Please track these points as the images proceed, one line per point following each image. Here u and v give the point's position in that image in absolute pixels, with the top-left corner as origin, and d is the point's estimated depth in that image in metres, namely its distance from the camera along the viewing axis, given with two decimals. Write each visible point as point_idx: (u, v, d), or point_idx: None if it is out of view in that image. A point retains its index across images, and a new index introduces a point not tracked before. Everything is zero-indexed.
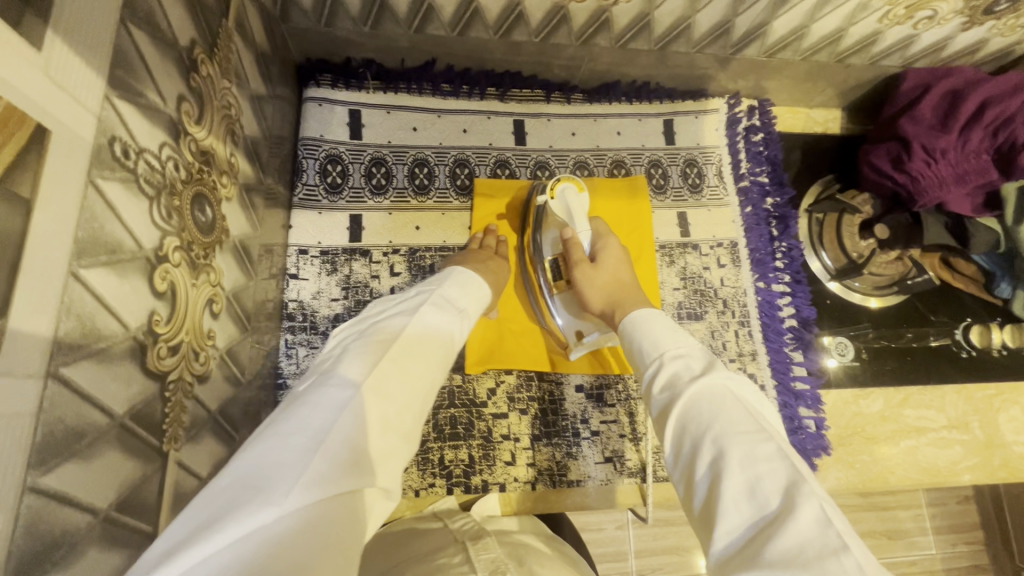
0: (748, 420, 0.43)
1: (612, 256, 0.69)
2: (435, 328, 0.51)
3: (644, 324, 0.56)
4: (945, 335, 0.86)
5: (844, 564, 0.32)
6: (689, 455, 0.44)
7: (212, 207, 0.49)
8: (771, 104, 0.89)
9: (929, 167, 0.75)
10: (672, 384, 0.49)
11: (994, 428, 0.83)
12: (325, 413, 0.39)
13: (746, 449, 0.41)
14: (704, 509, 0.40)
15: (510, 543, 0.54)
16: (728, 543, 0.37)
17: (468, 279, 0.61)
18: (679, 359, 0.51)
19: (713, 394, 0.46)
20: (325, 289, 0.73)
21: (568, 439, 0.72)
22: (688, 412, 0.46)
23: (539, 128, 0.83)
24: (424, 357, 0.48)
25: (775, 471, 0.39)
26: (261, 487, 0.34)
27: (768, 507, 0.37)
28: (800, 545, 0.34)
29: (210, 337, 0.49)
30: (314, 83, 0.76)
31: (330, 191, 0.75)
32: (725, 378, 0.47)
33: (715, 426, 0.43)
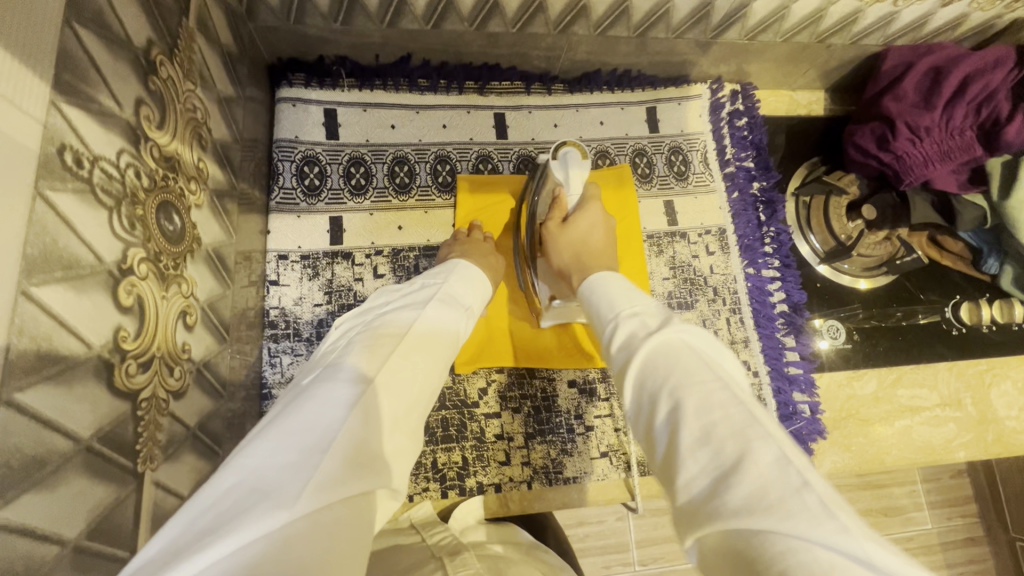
0: (703, 368, 0.39)
1: (590, 219, 0.67)
2: (441, 323, 0.48)
3: (600, 289, 0.53)
4: (936, 313, 0.86)
5: (806, 503, 0.29)
6: (648, 411, 0.39)
7: (181, 215, 0.47)
8: (754, 88, 0.88)
9: (914, 145, 0.75)
10: (629, 342, 0.44)
11: (987, 404, 0.83)
12: (336, 409, 0.35)
13: (701, 398, 0.37)
14: (663, 463, 0.36)
15: (489, 556, 0.52)
16: (691, 495, 0.33)
17: (470, 273, 0.59)
18: (634, 317, 0.46)
19: (669, 348, 0.41)
20: (307, 294, 0.71)
21: (563, 436, 0.71)
22: (646, 367, 0.41)
23: (521, 121, 0.82)
24: (432, 354, 0.45)
25: (731, 417, 0.35)
26: (267, 490, 0.30)
27: (724, 454, 0.33)
28: (758, 491, 0.30)
29: (185, 351, 0.47)
30: (286, 83, 0.74)
31: (308, 193, 0.73)
32: (679, 329, 0.43)
33: (671, 378, 0.39)
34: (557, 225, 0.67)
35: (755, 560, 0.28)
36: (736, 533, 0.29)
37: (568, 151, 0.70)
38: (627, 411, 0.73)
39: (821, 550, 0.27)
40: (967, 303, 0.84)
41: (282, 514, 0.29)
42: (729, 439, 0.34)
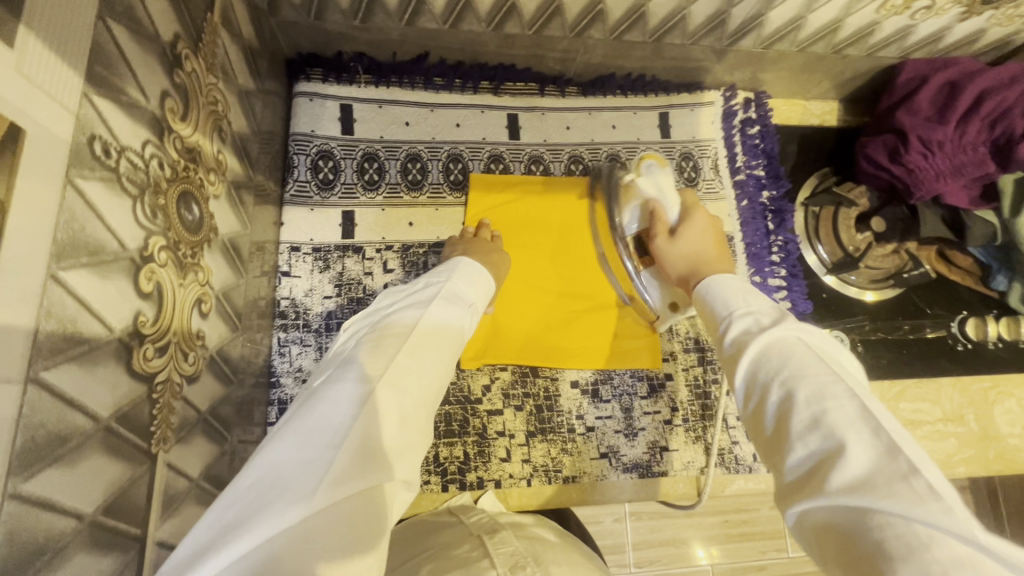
0: (816, 360, 0.39)
1: (697, 229, 0.62)
2: (446, 320, 0.49)
3: (715, 283, 0.52)
4: (942, 327, 0.86)
5: (914, 487, 0.30)
6: (755, 395, 0.40)
7: (200, 205, 0.48)
8: (767, 96, 0.88)
9: (926, 159, 0.75)
10: (742, 337, 0.44)
11: (989, 421, 0.83)
12: (344, 409, 0.36)
13: (813, 386, 0.37)
14: (773, 444, 0.37)
15: (526, 537, 0.54)
16: (796, 474, 0.35)
17: (473, 269, 0.59)
18: (749, 315, 0.46)
19: (781, 341, 0.41)
20: (318, 286, 0.72)
21: (564, 436, 0.72)
22: (756, 356, 0.42)
23: (534, 122, 0.82)
24: (437, 350, 0.45)
25: (843, 405, 0.35)
26: (284, 489, 0.32)
27: (830, 438, 0.34)
28: (869, 475, 0.32)
29: (199, 338, 0.48)
30: (304, 77, 0.75)
31: (322, 186, 0.74)
32: (797, 326, 0.42)
33: (780, 366, 0.39)
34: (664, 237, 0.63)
35: (862, 538, 0.30)
36: (843, 510, 0.31)
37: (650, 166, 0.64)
38: (628, 413, 0.74)
39: (925, 530, 0.28)
40: (973, 318, 0.85)
41: (298, 510, 0.31)
42: (840, 425, 0.34)
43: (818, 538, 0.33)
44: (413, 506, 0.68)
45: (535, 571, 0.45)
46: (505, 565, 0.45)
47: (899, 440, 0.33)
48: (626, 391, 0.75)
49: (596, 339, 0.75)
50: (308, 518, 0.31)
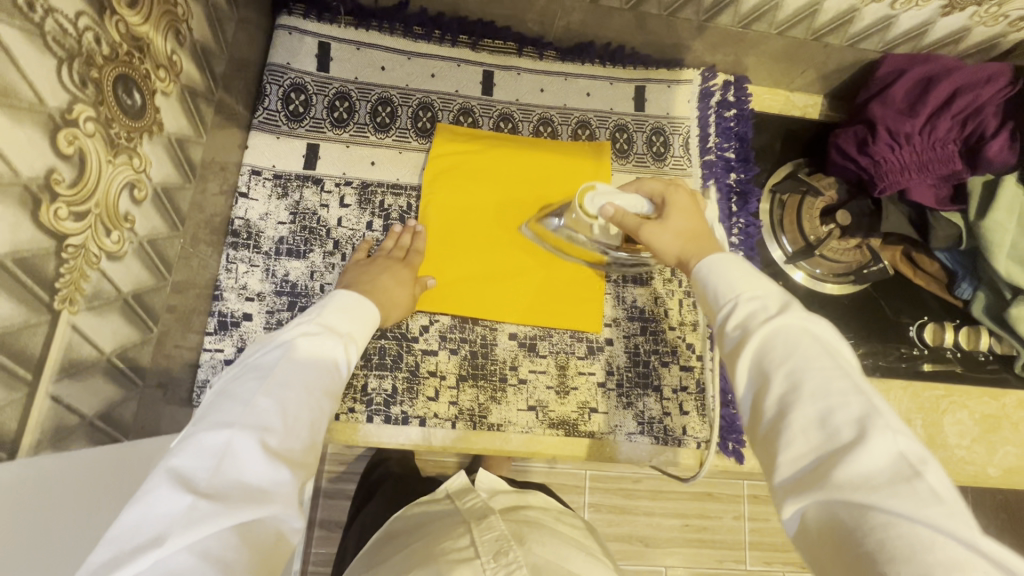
0: (822, 354, 0.41)
1: (675, 210, 0.62)
2: (315, 355, 0.52)
3: (716, 267, 0.52)
4: (900, 331, 0.85)
5: (917, 488, 0.33)
6: (759, 387, 0.43)
7: (143, 94, 0.50)
8: (748, 81, 0.88)
9: (892, 151, 0.75)
10: (746, 323, 0.46)
11: (937, 428, 0.81)
12: (203, 456, 0.39)
13: (821, 382, 0.39)
14: (768, 433, 0.40)
15: (515, 521, 0.63)
16: (795, 468, 0.38)
17: (351, 300, 0.61)
18: (755, 299, 0.47)
19: (790, 331, 0.43)
20: (273, 212, 0.74)
21: (494, 383, 0.73)
22: (762, 348, 0.44)
23: (508, 80, 0.83)
24: (307, 382, 0.49)
25: (851, 403, 0.38)
26: (145, 544, 0.35)
27: (840, 437, 0.37)
28: (873, 473, 0.34)
29: (127, 221, 0.50)
30: (286, 11, 0.77)
31: (291, 118, 0.76)
32: (804, 318, 0.44)
33: (789, 359, 0.42)
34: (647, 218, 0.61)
35: (860, 533, 0.33)
36: (843, 505, 0.35)
37: (591, 196, 0.63)
38: (563, 370, 0.74)
39: (932, 532, 0.31)
40: (931, 324, 0.84)
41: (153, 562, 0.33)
42: (846, 423, 0.37)
43: (821, 530, 0.35)
44: (335, 432, 0.69)
45: (518, 556, 0.53)
46: (489, 550, 0.54)
47: (901, 441, 0.35)
48: (563, 349, 0.75)
49: (539, 295, 0.76)
50: (173, 563, 0.34)
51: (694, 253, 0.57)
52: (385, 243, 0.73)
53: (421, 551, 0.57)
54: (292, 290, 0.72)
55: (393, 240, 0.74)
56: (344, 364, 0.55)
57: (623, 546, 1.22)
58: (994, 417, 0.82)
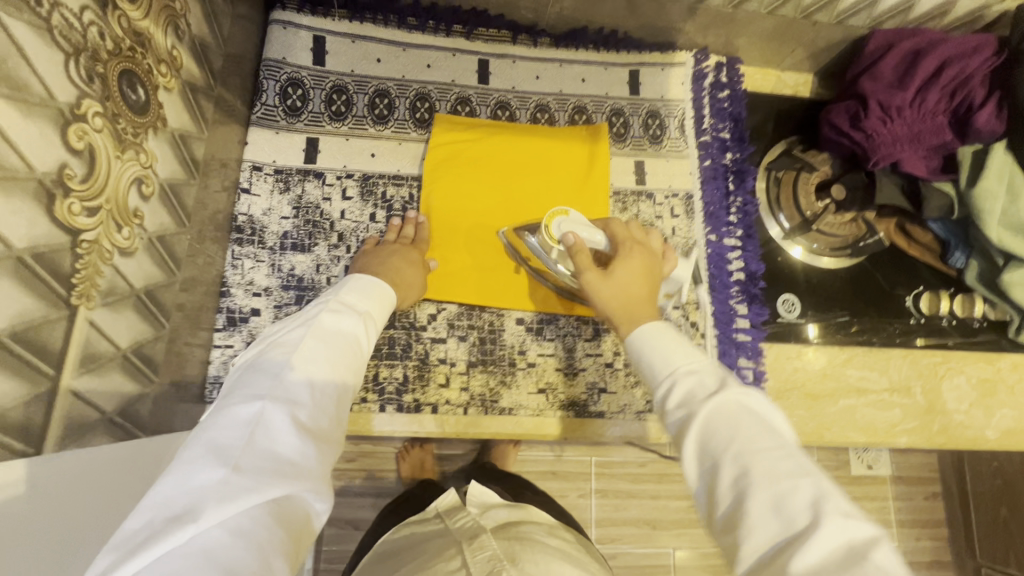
0: (762, 434, 0.43)
1: (626, 269, 0.63)
2: (337, 333, 0.54)
3: (648, 340, 0.54)
4: (897, 301, 0.87)
5: (867, 568, 0.34)
6: (710, 476, 0.43)
7: (146, 89, 0.50)
8: (740, 62, 0.89)
9: (884, 125, 0.76)
10: (687, 403, 0.48)
11: (936, 395, 0.83)
12: (235, 429, 0.41)
13: (767, 466, 0.41)
14: (726, 522, 0.41)
15: (510, 537, 0.61)
16: (756, 556, 0.38)
17: (369, 282, 0.63)
18: (692, 375, 0.49)
19: (727, 411, 0.45)
20: (276, 207, 0.74)
21: (504, 368, 0.73)
22: (705, 430, 0.45)
23: (504, 69, 0.84)
24: (330, 361, 0.51)
25: (800, 486, 0.39)
26: (180, 513, 0.36)
27: (795, 522, 0.37)
28: (825, 559, 0.35)
29: (136, 216, 0.50)
30: (279, 6, 0.77)
31: (289, 113, 0.76)
32: (740, 393, 0.46)
33: (731, 442, 0.43)
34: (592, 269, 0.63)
35: None
36: None
37: (560, 221, 0.65)
38: (571, 352, 0.75)
39: None
40: (927, 294, 0.86)
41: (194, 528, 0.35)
42: (797, 504, 0.38)
43: None
44: (349, 422, 0.69)
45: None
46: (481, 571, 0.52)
47: (847, 520, 0.37)
48: (570, 332, 0.76)
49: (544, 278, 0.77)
50: (209, 532, 0.35)
51: (622, 322, 0.59)
52: (387, 234, 0.74)
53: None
54: (299, 283, 0.72)
55: (396, 231, 0.75)
56: (364, 347, 0.56)
57: (633, 531, 1.23)
58: (991, 381, 0.84)
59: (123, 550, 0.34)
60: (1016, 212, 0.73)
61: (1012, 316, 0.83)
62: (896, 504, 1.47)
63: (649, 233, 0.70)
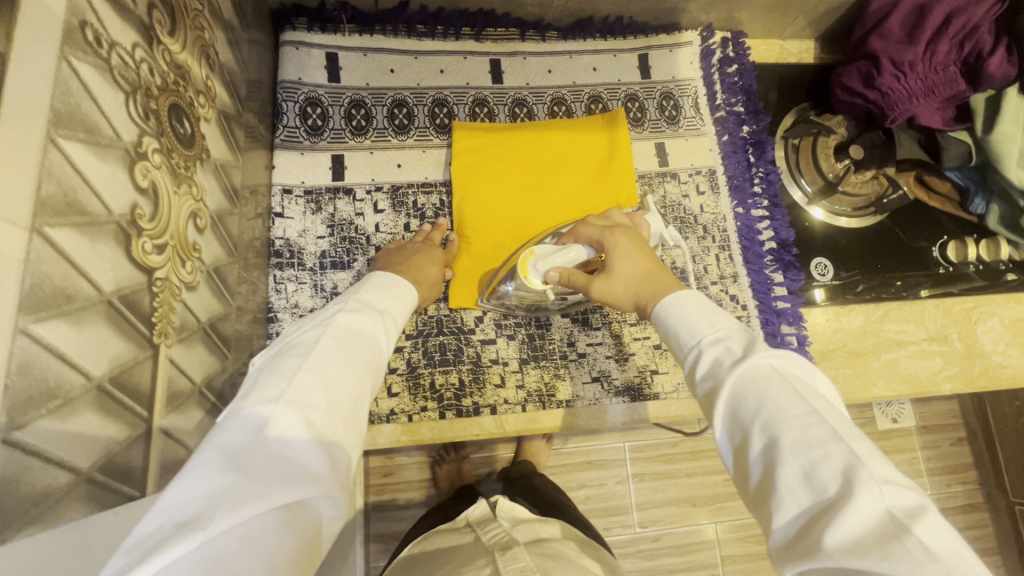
0: (794, 400, 0.39)
1: (621, 253, 0.61)
2: (355, 331, 0.50)
3: (676, 308, 0.51)
4: (923, 252, 0.88)
5: (906, 545, 0.31)
6: (740, 442, 0.41)
7: (191, 122, 0.50)
8: (745, 36, 0.90)
9: (898, 81, 0.78)
10: (714, 371, 0.45)
11: (973, 339, 0.85)
12: (244, 431, 0.38)
13: (799, 433, 0.37)
14: (757, 493, 0.38)
15: (541, 552, 0.61)
16: (787, 529, 0.35)
17: (390, 281, 0.60)
18: (719, 342, 0.46)
19: (758, 376, 0.42)
20: (310, 227, 0.74)
21: (556, 361, 0.74)
22: (734, 398, 0.42)
23: (516, 66, 0.84)
24: (347, 359, 0.47)
25: (833, 454, 0.36)
26: (189, 519, 0.33)
27: (828, 493, 0.35)
28: (862, 533, 0.32)
29: (196, 250, 0.50)
30: (288, 27, 0.77)
31: (311, 132, 0.76)
32: (771, 357, 0.43)
33: (761, 410, 0.40)
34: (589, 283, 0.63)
35: None
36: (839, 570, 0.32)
37: (533, 263, 0.64)
38: (619, 339, 0.76)
39: None
40: (952, 242, 0.88)
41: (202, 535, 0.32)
42: (831, 475, 0.35)
43: None
44: (412, 433, 0.69)
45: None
46: None
47: (886, 492, 0.33)
48: (616, 318, 0.77)
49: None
50: (217, 539, 0.32)
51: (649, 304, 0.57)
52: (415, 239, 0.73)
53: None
54: None
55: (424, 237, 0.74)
56: (384, 350, 0.53)
57: (677, 510, 1.24)
58: (1022, 320, 0.87)
59: (127, 557, 0.31)
60: None
61: None
62: (924, 453, 1.51)
63: (612, 214, 0.67)
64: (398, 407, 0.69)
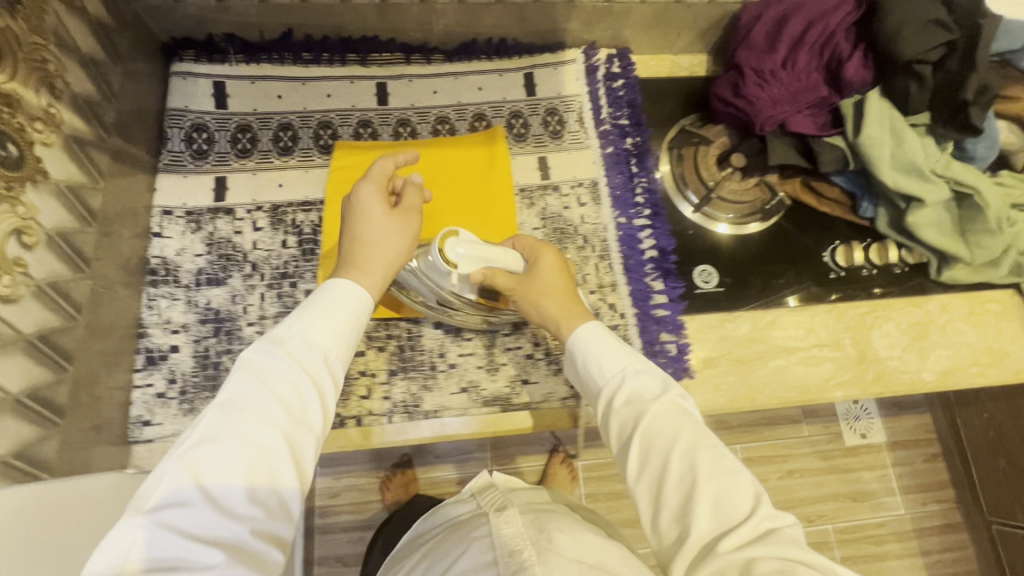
0: (701, 434, 0.55)
1: (548, 268, 0.70)
2: (253, 396, 0.48)
3: (600, 340, 0.64)
4: (815, 258, 0.87)
5: (782, 536, 0.47)
6: (658, 466, 0.55)
7: (17, 146, 0.54)
8: (630, 52, 0.93)
9: (764, 90, 0.79)
10: (636, 404, 0.59)
11: (867, 344, 0.83)
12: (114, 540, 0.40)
13: (709, 459, 0.53)
14: (678, 509, 0.52)
15: (535, 512, 0.66)
16: (698, 534, 0.49)
17: (323, 303, 0.57)
18: (638, 377, 0.60)
19: (673, 412, 0.57)
20: (188, 246, 0.77)
21: (425, 372, 0.75)
22: (653, 430, 0.56)
23: (401, 89, 0.87)
24: (234, 437, 0.45)
25: (732, 478, 0.51)
26: None
27: (729, 507, 0.50)
28: (749, 532, 0.48)
29: (17, 264, 0.53)
30: (177, 59, 0.82)
31: (195, 156, 0.80)
32: (682, 398, 0.58)
33: (676, 442, 0.54)
34: (519, 290, 0.70)
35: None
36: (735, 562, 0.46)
37: (451, 244, 0.67)
38: (490, 349, 0.77)
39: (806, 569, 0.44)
40: (842, 246, 0.87)
41: None
42: (729, 494, 0.50)
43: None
44: None
45: (531, 555, 0.56)
46: (506, 548, 0.57)
47: (762, 501, 0.50)
48: (489, 328, 0.77)
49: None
50: None
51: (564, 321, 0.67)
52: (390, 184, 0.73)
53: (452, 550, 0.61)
54: (215, 316, 0.74)
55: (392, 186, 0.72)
56: (317, 386, 0.52)
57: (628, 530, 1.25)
58: (920, 324, 0.85)
59: None
60: (903, 153, 0.76)
61: (930, 257, 0.84)
62: (895, 470, 1.46)
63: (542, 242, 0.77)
64: None
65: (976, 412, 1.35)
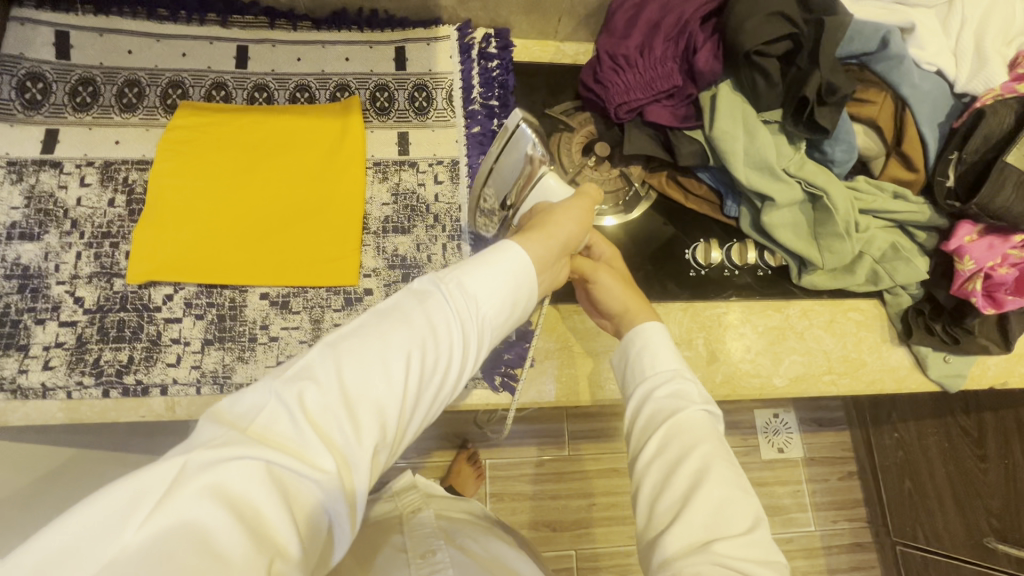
0: (726, 451, 0.51)
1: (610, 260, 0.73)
2: (413, 320, 0.45)
3: (661, 336, 0.60)
4: (676, 254, 0.85)
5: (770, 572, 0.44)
6: (673, 458, 0.51)
7: None
8: (509, 33, 0.90)
9: (620, 77, 0.78)
10: (676, 399, 0.55)
11: (719, 345, 0.81)
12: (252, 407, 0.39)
13: (726, 473, 0.49)
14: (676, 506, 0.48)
15: (446, 524, 0.70)
16: (683, 537, 0.46)
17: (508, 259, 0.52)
18: (689, 381, 0.57)
19: (707, 422, 0.53)
20: (5, 198, 0.73)
21: (242, 344, 0.71)
22: (681, 425, 0.52)
23: (262, 53, 0.84)
24: (384, 356, 0.43)
25: (743, 499, 0.48)
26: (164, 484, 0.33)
27: (730, 525, 0.46)
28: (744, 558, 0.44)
29: None
30: (18, 4, 0.78)
31: (27, 106, 0.76)
32: (716, 415, 0.55)
33: (701, 444, 0.51)
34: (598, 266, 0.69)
35: None
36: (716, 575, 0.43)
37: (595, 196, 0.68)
38: (317, 324, 0.73)
39: None
40: (702, 245, 0.85)
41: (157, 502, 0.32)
42: (740, 514, 0.47)
43: None
44: (69, 409, 0.67)
45: (443, 554, 0.59)
46: (419, 548, 0.60)
47: (761, 529, 0.47)
48: (319, 303, 0.74)
49: (278, 260, 0.75)
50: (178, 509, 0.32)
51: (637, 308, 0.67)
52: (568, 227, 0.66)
53: (363, 544, 0.64)
54: (23, 272, 0.70)
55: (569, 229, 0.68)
56: (465, 340, 0.47)
57: (525, 530, 1.22)
58: (779, 329, 0.83)
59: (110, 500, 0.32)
60: (755, 149, 0.74)
61: (789, 260, 0.82)
62: (810, 486, 1.40)
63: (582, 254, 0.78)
64: (51, 382, 0.67)
65: (888, 432, 1.31)
